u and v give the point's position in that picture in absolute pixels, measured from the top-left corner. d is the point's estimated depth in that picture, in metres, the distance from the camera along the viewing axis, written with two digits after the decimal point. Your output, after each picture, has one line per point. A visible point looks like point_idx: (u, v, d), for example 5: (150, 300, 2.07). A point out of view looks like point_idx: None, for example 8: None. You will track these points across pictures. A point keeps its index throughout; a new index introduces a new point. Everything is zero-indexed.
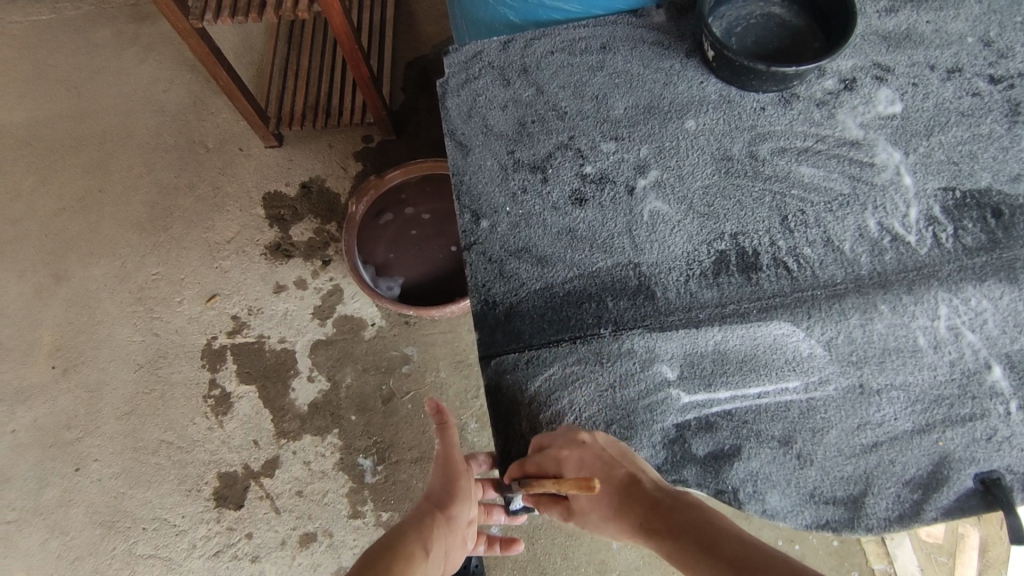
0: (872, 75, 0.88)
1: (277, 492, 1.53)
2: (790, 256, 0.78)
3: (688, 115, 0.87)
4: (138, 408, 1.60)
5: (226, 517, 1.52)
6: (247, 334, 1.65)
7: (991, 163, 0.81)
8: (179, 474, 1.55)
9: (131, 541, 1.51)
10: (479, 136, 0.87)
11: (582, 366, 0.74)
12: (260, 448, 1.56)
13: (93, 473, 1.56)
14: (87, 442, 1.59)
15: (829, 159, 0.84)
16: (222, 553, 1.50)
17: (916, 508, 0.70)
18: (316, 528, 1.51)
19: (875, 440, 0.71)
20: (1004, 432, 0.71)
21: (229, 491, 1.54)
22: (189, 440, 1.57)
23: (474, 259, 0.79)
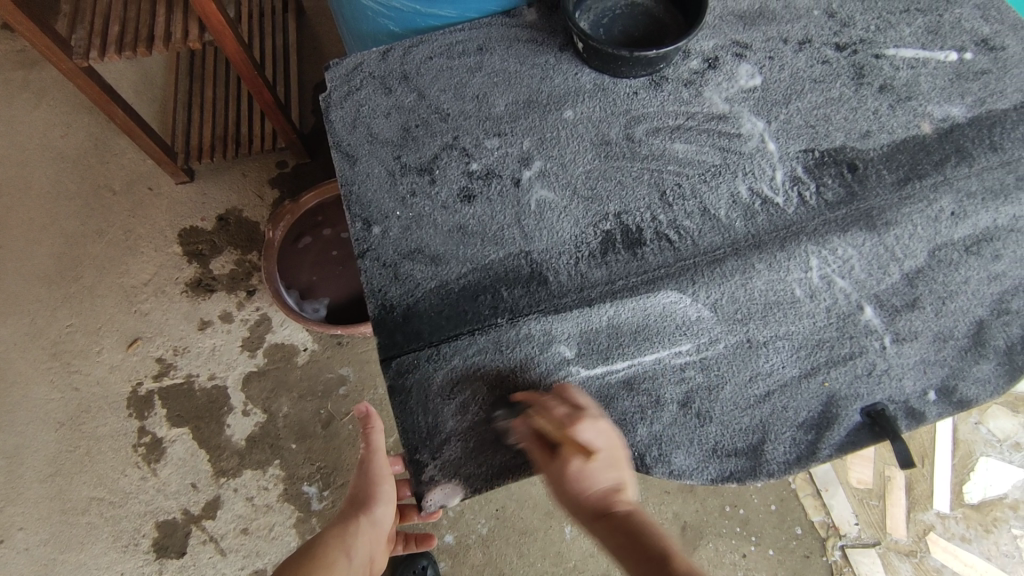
0: (732, 52, 0.94)
1: (221, 533, 1.49)
2: (671, 229, 0.82)
3: (566, 106, 0.90)
4: (63, 468, 1.53)
5: (169, 568, 1.46)
6: (174, 375, 1.60)
7: (841, 123, 0.88)
8: (114, 530, 1.48)
9: None
10: (365, 145, 0.88)
11: (483, 357, 0.75)
12: (199, 490, 1.51)
13: (20, 542, 1.48)
14: (10, 511, 1.50)
15: (700, 134, 0.88)
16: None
17: (811, 448, 0.72)
18: (266, 564, 1.47)
19: (767, 389, 0.74)
20: (881, 364, 0.76)
21: (171, 539, 1.48)
22: (122, 493, 1.51)
23: (369, 265, 0.80)
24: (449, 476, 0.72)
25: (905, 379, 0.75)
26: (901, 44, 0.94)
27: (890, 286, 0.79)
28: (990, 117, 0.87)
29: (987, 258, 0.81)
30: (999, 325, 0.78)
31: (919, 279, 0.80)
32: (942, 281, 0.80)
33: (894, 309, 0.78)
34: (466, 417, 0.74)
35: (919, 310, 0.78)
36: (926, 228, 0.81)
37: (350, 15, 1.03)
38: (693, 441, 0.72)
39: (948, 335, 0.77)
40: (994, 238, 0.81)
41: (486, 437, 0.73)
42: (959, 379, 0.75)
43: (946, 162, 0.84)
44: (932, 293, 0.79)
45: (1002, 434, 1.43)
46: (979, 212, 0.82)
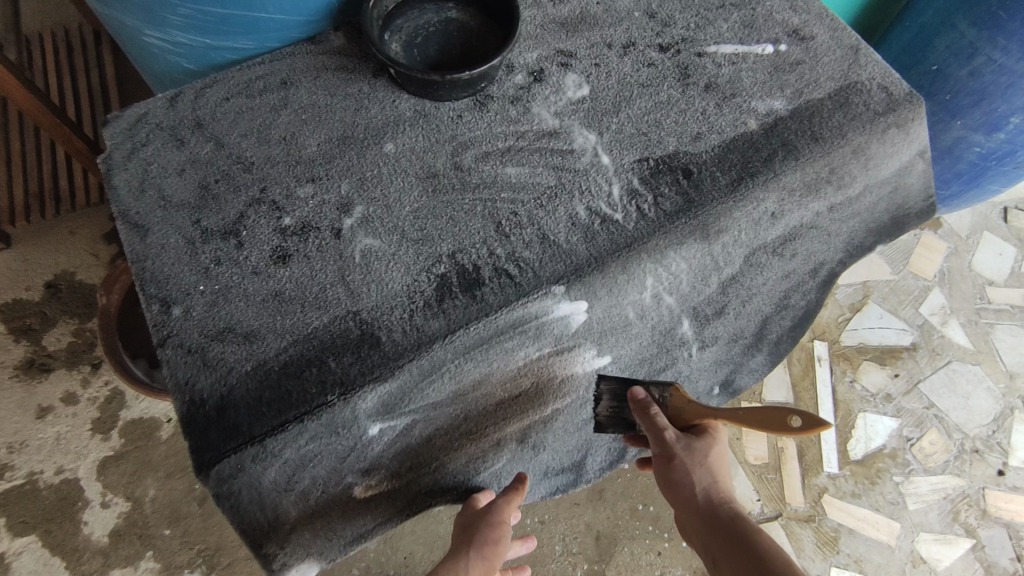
0: (557, 63, 0.89)
1: None
2: (510, 263, 0.76)
3: (385, 139, 0.82)
4: None
5: None
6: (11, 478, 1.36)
7: (674, 129, 0.85)
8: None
9: None
10: (156, 211, 0.76)
11: (317, 443, 0.68)
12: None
13: None
14: None
15: (532, 154, 0.83)
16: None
17: (621, 451, 0.92)
18: None
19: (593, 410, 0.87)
20: (685, 370, 0.92)
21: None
22: None
23: (170, 355, 0.69)
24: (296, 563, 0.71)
25: (701, 379, 0.94)
26: (721, 41, 0.93)
27: (707, 296, 0.90)
28: (809, 109, 0.88)
29: (787, 257, 0.94)
30: (777, 320, 0.98)
31: (731, 286, 0.91)
32: (748, 284, 0.92)
33: (705, 318, 0.91)
34: (309, 504, 0.71)
35: (724, 317, 0.93)
36: (748, 232, 0.86)
37: (139, 55, 0.91)
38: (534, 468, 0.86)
39: (739, 334, 0.96)
40: (796, 237, 0.92)
41: (334, 516, 0.73)
42: (738, 373, 0.97)
43: (775, 157, 0.84)
44: (740, 295, 0.92)
45: (875, 389, 1.51)
46: (793, 210, 0.88)
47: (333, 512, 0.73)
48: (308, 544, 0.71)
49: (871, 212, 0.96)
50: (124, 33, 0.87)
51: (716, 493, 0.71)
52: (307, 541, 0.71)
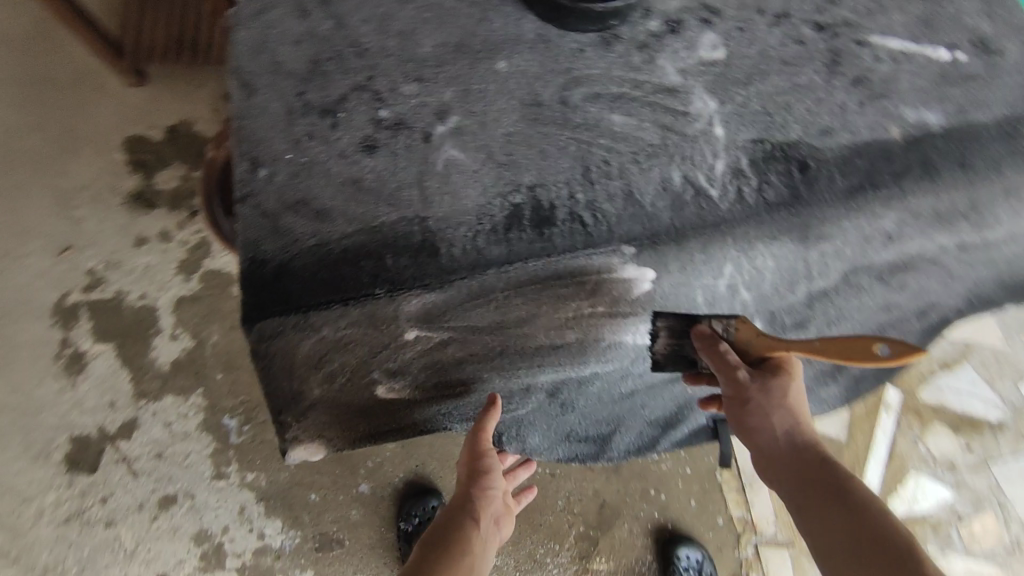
0: (699, 17, 0.82)
1: (136, 454, 1.41)
2: (587, 210, 0.73)
3: (499, 56, 0.79)
4: None
5: (78, 483, 1.37)
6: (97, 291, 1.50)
7: (805, 117, 0.78)
8: (23, 448, 1.39)
9: None
10: (266, 75, 0.78)
11: (356, 330, 0.69)
12: (116, 411, 1.43)
13: None
14: None
15: (643, 106, 0.78)
16: (68, 531, 1.34)
17: (654, 436, 0.99)
18: (177, 491, 1.39)
19: (633, 389, 0.84)
20: None
21: (82, 459, 1.39)
22: (37, 403, 1.42)
23: (247, 212, 0.72)
24: (309, 436, 0.74)
25: None
26: (889, 32, 0.82)
27: (789, 304, 0.83)
28: (966, 129, 0.78)
29: (894, 287, 0.87)
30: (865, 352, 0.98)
31: (820, 302, 0.85)
32: (838, 304, 0.86)
33: (782, 327, 0.86)
34: (332, 387, 0.71)
35: (801, 330, 0.87)
36: (854, 246, 0.78)
37: None
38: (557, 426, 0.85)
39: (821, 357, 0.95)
40: (908, 267, 0.84)
41: (352, 409, 0.74)
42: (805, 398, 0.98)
43: (907, 175, 0.76)
44: (823, 317, 0.87)
45: (940, 455, 1.39)
46: (912, 236, 0.79)
47: (352, 402, 0.73)
48: (326, 422, 0.74)
49: (1011, 266, 0.88)
50: None
51: (799, 435, 0.71)
52: (323, 419, 0.73)
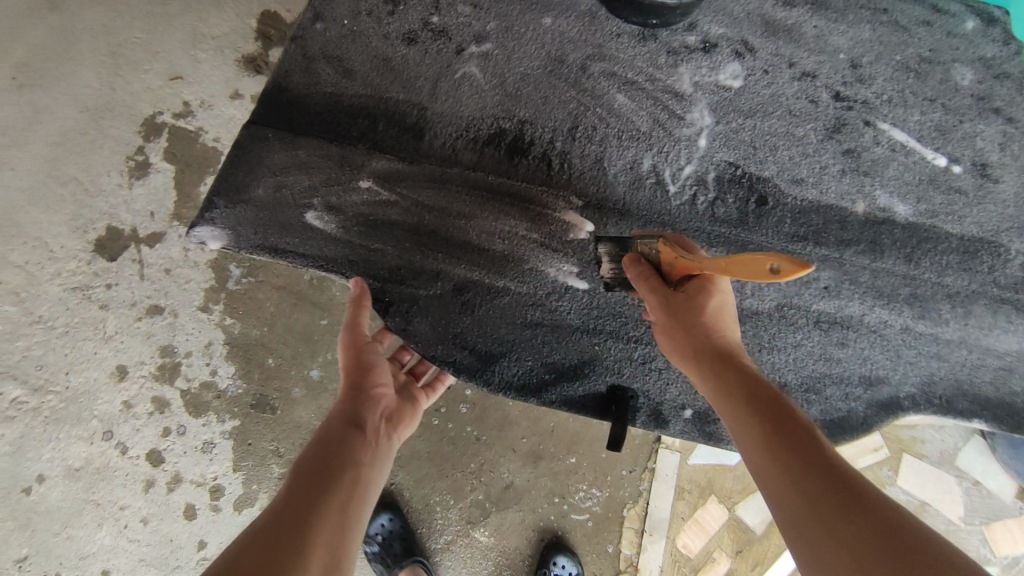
0: (734, 48, 0.89)
1: (155, 263, 1.30)
2: (558, 157, 0.82)
3: (549, 13, 0.89)
4: (17, 117, 1.31)
5: (96, 268, 1.28)
6: (175, 109, 1.34)
7: (785, 163, 0.84)
8: (70, 216, 1.29)
9: None
10: None
11: (325, 163, 0.79)
12: (152, 221, 1.30)
13: None
14: None
15: (647, 97, 0.86)
16: (71, 296, 1.27)
17: (542, 386, 0.76)
18: (165, 306, 1.29)
19: (540, 320, 0.77)
20: (659, 362, 0.78)
21: (109, 247, 1.29)
22: (98, 187, 1.30)
23: (292, 49, 0.84)
24: (220, 220, 0.75)
25: (672, 387, 0.78)
26: (899, 125, 0.87)
27: None
28: (926, 232, 0.83)
29: None
30: None
31: None
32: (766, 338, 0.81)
33: None
34: (275, 193, 0.77)
35: None
36: (791, 285, 0.80)
37: None
38: (451, 324, 0.76)
39: None
40: (850, 329, 0.80)
41: (278, 218, 0.76)
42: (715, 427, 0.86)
43: (851, 244, 0.81)
44: (755, 337, 0.79)
45: None
46: (850, 303, 0.80)
47: (278, 209, 0.77)
48: (244, 214, 0.76)
49: (962, 373, 0.80)
50: None
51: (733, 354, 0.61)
52: (244, 211, 0.76)
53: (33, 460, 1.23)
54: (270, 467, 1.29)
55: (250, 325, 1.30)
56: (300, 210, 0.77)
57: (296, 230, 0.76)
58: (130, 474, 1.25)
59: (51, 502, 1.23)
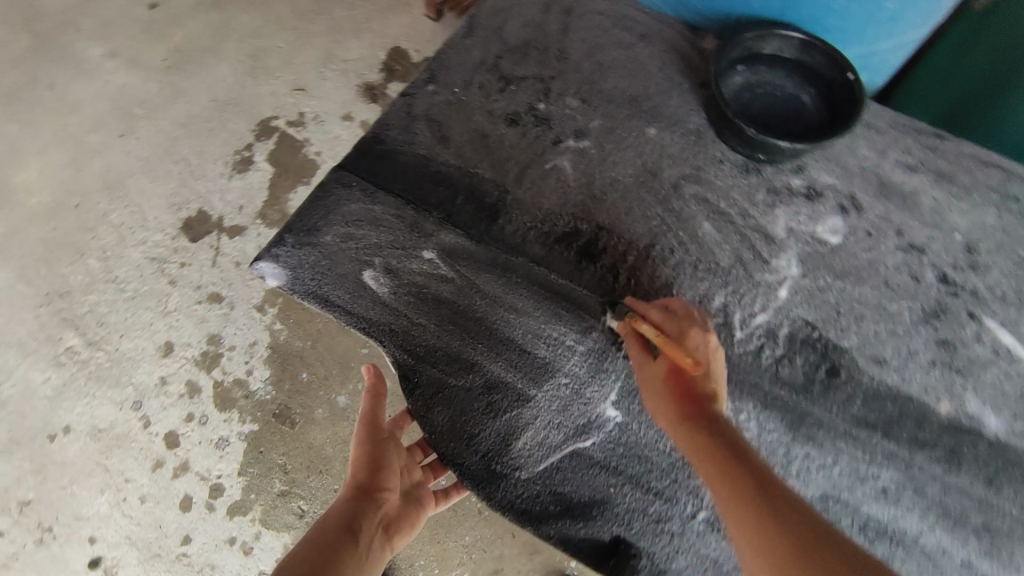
0: (840, 201, 0.84)
1: (228, 253, 1.38)
2: (627, 273, 0.78)
3: (655, 124, 0.88)
4: (162, 93, 1.53)
5: (176, 244, 1.39)
6: (290, 117, 1.51)
7: (868, 338, 0.77)
8: (170, 190, 1.43)
9: (59, 197, 1.43)
10: (487, 30, 0.94)
11: (396, 224, 0.79)
12: (239, 215, 1.41)
13: (78, 120, 1.50)
14: (76, 86, 1.54)
15: (735, 232, 0.82)
16: (148, 265, 1.36)
17: (542, 517, 0.70)
18: (224, 296, 1.34)
19: (560, 444, 0.71)
20: (675, 526, 0.70)
21: (195, 228, 1.40)
22: (202, 171, 1.45)
23: (399, 103, 0.87)
24: (282, 257, 0.76)
25: (682, 555, 0.70)
26: (1008, 327, 0.78)
27: None
28: (1016, 457, 0.73)
29: None
30: None
31: None
32: None
33: None
34: (341, 243, 0.78)
35: None
36: (845, 475, 0.72)
37: None
38: (471, 423, 0.71)
39: None
40: (901, 544, 0.70)
41: (337, 269, 0.76)
42: None
43: (922, 447, 0.73)
44: None
45: None
46: (908, 514, 0.71)
47: (339, 259, 0.77)
48: (304, 256, 0.77)
49: None
50: None
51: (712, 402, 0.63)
52: (305, 252, 0.77)
53: (66, 410, 1.25)
54: (272, 481, 1.23)
55: (292, 334, 1.32)
56: (358, 264, 0.77)
57: (349, 284, 0.76)
58: (144, 449, 1.23)
59: (68, 454, 1.23)
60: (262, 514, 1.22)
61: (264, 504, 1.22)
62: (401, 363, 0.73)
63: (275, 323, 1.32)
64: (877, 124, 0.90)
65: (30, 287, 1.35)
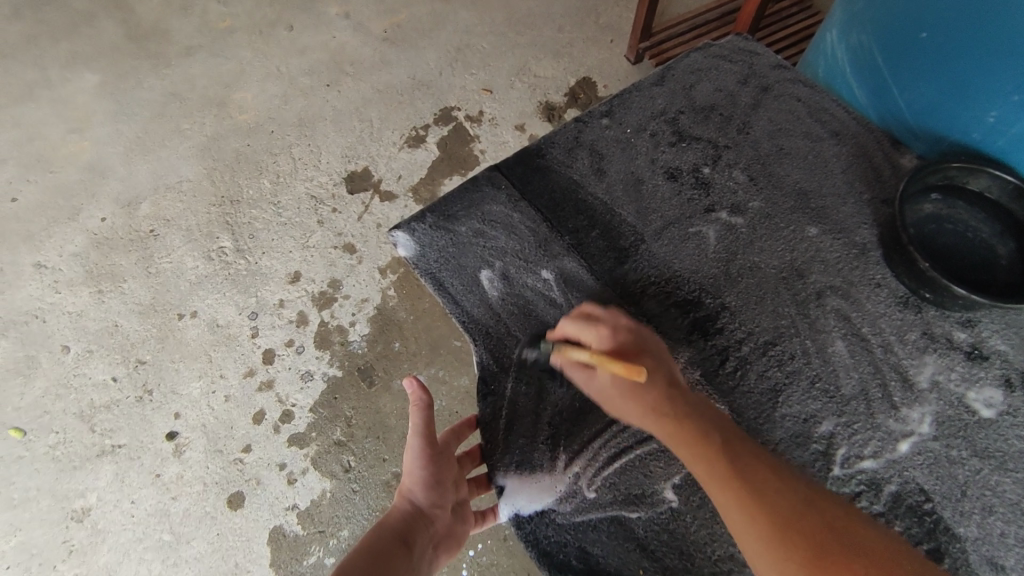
0: (1006, 373, 0.73)
1: (375, 213, 1.49)
2: (735, 362, 0.75)
3: (817, 224, 0.83)
4: (373, 63, 1.69)
5: (335, 190, 1.52)
6: (469, 114, 1.59)
7: (990, 534, 0.66)
8: (347, 143, 1.57)
9: (261, 120, 1.62)
10: (677, 86, 0.96)
11: (527, 235, 0.82)
12: (395, 183, 1.52)
13: (299, 62, 1.71)
14: (310, 34, 1.75)
15: (870, 363, 0.74)
16: (307, 201, 1.51)
17: (562, 567, 0.66)
18: (357, 249, 1.45)
19: (605, 505, 0.68)
20: None
21: (356, 182, 1.53)
22: (380, 137, 1.58)
23: (569, 129, 0.92)
24: (418, 231, 0.83)
25: None
26: None
27: None
28: None
29: None
30: None
31: None
32: None
33: None
34: (471, 236, 0.82)
35: None
36: None
37: (806, 55, 1.06)
38: (526, 444, 0.70)
39: None
40: None
41: (459, 259, 0.80)
42: None
43: None
44: None
45: None
46: None
47: (465, 250, 0.81)
48: (437, 237, 0.82)
49: None
50: (821, 29, 1.00)
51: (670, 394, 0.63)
52: (439, 234, 0.82)
53: (200, 297, 1.42)
54: (335, 428, 1.28)
55: (400, 304, 1.39)
56: (479, 260, 0.80)
57: (465, 275, 0.79)
58: (244, 355, 1.35)
59: (187, 334, 1.38)
60: (315, 453, 1.26)
61: (320, 446, 1.27)
62: (484, 362, 0.74)
63: (389, 290, 1.40)
64: None
65: (212, 186, 1.54)
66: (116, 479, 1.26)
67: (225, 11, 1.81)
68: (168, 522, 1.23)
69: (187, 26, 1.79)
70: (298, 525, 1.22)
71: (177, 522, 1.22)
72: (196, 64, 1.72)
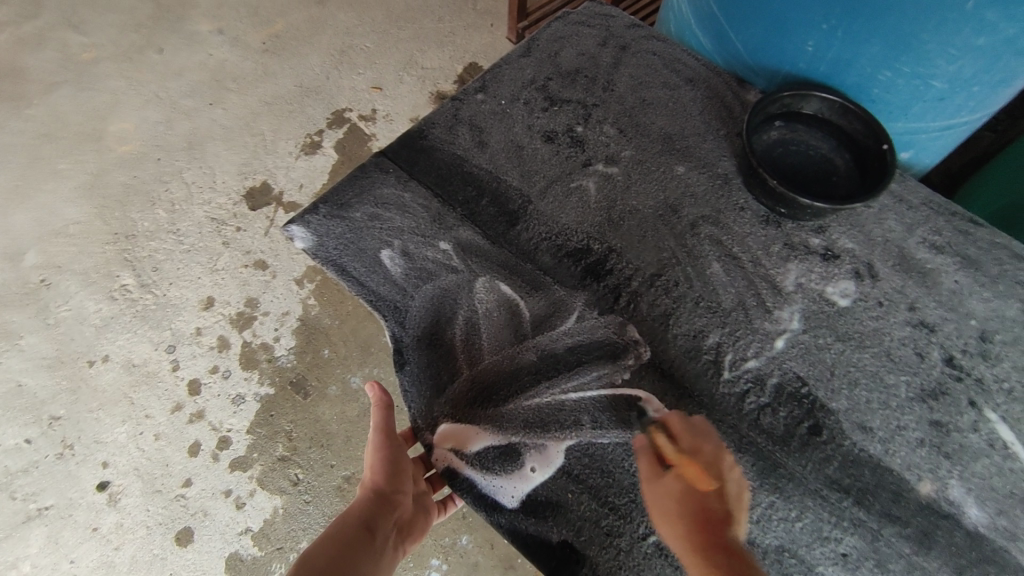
0: (856, 266, 0.84)
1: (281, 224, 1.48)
2: (628, 296, 0.82)
3: (683, 163, 0.91)
4: (255, 76, 1.66)
5: (237, 208, 1.49)
6: (362, 114, 1.60)
7: (858, 403, 0.76)
8: (241, 160, 1.55)
9: (145, 149, 1.57)
10: (543, 55, 1.01)
11: (419, 212, 0.86)
12: (298, 192, 1.51)
13: (177, 84, 1.65)
14: (183, 54, 1.70)
15: (743, 277, 0.83)
16: (208, 224, 1.47)
17: (498, 506, 0.71)
18: (268, 263, 1.44)
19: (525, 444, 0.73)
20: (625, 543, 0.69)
21: (256, 197, 1.51)
22: (274, 148, 1.56)
23: (448, 107, 0.96)
24: (312, 223, 0.85)
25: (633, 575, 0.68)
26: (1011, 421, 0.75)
27: None
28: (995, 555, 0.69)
29: None
30: None
31: None
32: None
33: None
34: (366, 220, 0.85)
35: None
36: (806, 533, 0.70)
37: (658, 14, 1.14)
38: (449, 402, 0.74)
39: None
40: None
41: (358, 244, 0.83)
42: None
43: (890, 521, 0.70)
44: None
45: None
46: None
47: (362, 233, 0.84)
48: (333, 224, 0.85)
49: None
50: None
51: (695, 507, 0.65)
52: (335, 221, 0.85)
53: (110, 340, 1.36)
54: (275, 444, 1.28)
55: (323, 309, 1.40)
56: (377, 242, 0.83)
57: (365, 257, 0.82)
58: (168, 391, 1.32)
59: (102, 381, 1.33)
60: (260, 472, 1.25)
61: (263, 465, 1.26)
62: (396, 337, 0.78)
63: (310, 297, 1.40)
64: (910, 199, 0.89)
65: (102, 225, 1.48)
66: (50, 541, 1.21)
67: (86, 42, 1.72)
68: (116, 573, 1.19)
69: (45, 62, 1.69)
70: (253, 547, 1.21)
71: (126, 571, 1.19)
72: (63, 100, 1.63)
